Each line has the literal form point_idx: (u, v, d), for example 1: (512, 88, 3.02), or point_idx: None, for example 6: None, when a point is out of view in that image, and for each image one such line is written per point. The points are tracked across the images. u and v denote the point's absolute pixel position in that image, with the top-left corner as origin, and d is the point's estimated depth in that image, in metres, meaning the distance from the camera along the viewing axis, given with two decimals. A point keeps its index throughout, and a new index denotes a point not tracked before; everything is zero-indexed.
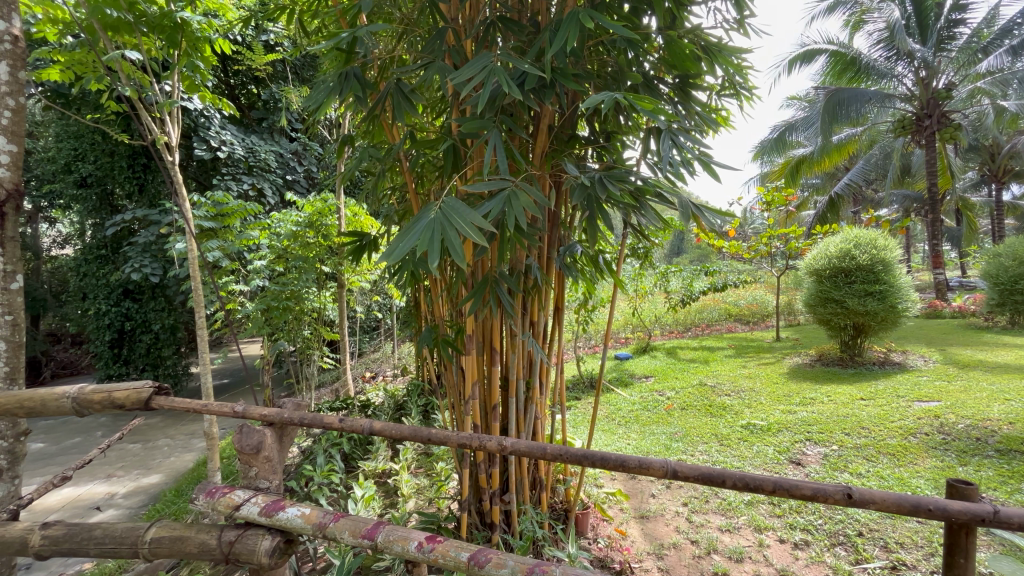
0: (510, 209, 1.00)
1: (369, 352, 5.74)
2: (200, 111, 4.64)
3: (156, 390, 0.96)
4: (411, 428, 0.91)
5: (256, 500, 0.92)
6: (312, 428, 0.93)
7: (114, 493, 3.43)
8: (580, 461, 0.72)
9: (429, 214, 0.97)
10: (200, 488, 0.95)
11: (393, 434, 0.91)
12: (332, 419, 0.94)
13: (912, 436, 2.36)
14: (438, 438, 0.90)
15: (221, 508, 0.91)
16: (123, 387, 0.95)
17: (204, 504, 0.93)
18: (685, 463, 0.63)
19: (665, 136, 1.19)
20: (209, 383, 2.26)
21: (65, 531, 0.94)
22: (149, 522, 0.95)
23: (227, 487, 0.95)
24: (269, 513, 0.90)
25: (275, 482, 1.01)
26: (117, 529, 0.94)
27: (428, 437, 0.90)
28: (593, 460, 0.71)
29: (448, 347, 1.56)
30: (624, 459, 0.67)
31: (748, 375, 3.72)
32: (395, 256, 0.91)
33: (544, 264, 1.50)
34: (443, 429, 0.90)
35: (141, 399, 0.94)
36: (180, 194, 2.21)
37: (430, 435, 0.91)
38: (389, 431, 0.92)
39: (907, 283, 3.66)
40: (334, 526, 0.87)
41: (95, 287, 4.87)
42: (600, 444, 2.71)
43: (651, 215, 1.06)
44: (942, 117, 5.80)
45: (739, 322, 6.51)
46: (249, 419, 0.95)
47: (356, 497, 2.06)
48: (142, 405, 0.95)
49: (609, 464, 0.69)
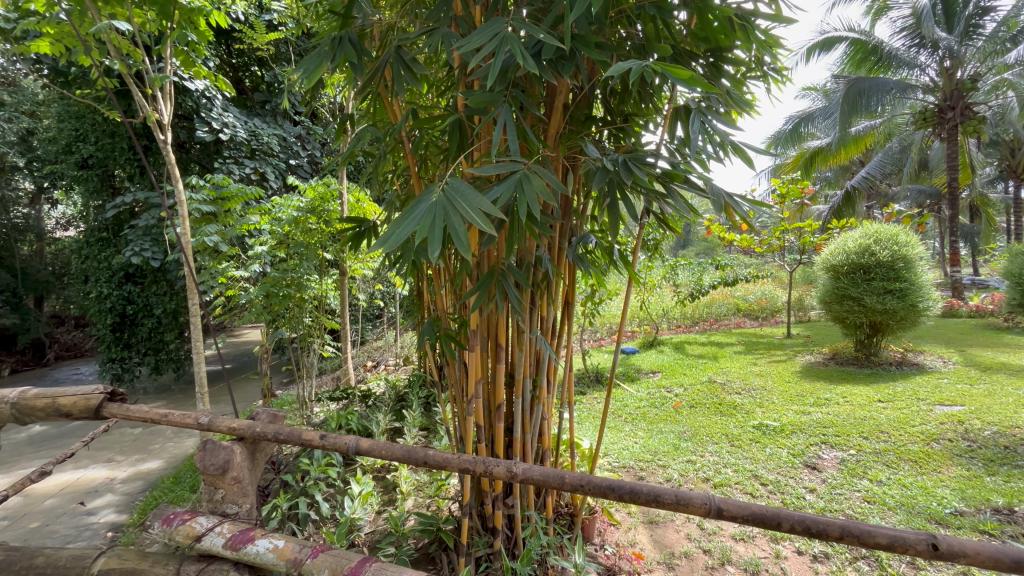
0: (523, 194, 0.89)
1: (371, 340, 5.67)
2: (202, 91, 4.53)
3: (108, 396, 0.95)
4: (405, 449, 0.83)
5: (219, 532, 0.94)
6: (285, 444, 0.91)
7: (113, 478, 3.40)
8: (605, 494, 0.70)
9: (430, 196, 0.87)
10: (157, 515, 0.98)
11: (381, 454, 0.83)
12: (312, 436, 0.87)
13: (934, 442, 2.26)
14: (435, 462, 0.81)
15: (181, 537, 0.94)
16: (70, 392, 0.94)
17: (161, 531, 0.96)
18: (730, 500, 0.63)
19: (695, 118, 1.08)
20: (203, 372, 2.17)
21: (3, 560, 0.95)
22: (98, 553, 0.95)
23: (187, 514, 0.98)
24: (233, 546, 0.92)
25: (245, 506, 1.02)
26: (62, 559, 0.94)
27: (424, 459, 0.82)
28: (621, 493, 0.69)
29: (452, 342, 1.47)
30: (659, 494, 0.67)
31: (759, 373, 3.61)
32: (391, 243, 0.81)
33: (555, 256, 1.40)
34: (441, 452, 0.81)
35: (91, 406, 0.94)
36: (174, 176, 2.08)
37: (427, 456, 0.83)
38: (376, 451, 0.84)
39: (928, 281, 3.52)
40: (310, 563, 0.88)
41: (96, 270, 4.80)
42: (606, 442, 2.63)
43: (680, 203, 0.95)
44: (966, 110, 5.62)
45: (748, 317, 6.39)
46: (215, 432, 0.92)
47: (353, 494, 1.98)
48: (91, 412, 0.94)
49: (641, 498, 0.68)
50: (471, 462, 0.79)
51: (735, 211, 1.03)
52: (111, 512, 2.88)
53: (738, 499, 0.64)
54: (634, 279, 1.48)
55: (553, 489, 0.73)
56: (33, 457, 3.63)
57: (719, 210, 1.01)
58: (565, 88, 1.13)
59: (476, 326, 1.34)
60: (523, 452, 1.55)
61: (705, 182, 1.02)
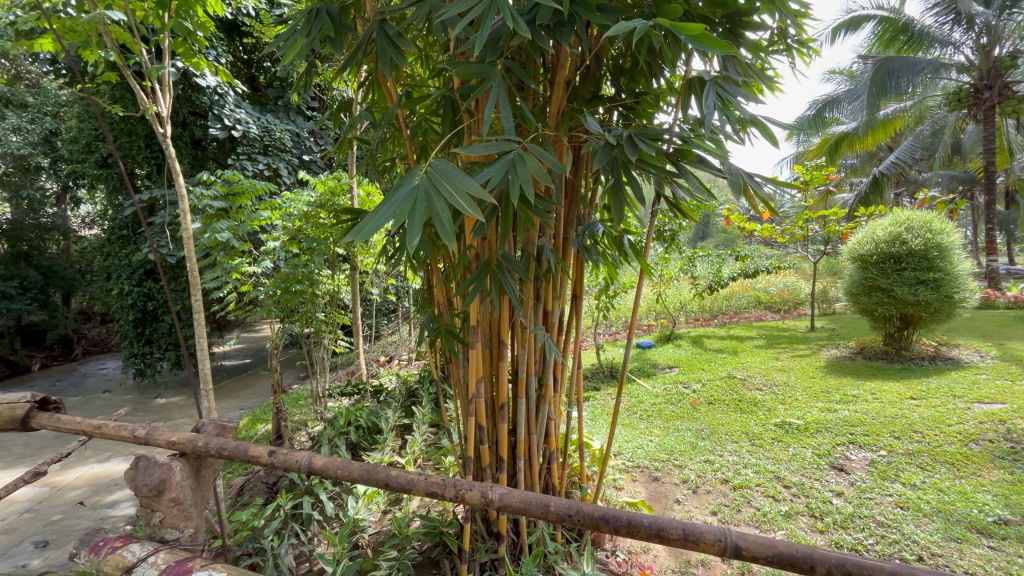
0: (516, 175, 0.80)
1: (385, 335, 5.66)
2: (214, 88, 4.54)
3: (34, 406, 0.95)
4: (365, 470, 0.77)
5: (152, 563, 0.90)
6: (228, 462, 0.85)
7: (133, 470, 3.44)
8: (597, 525, 0.63)
9: (413, 178, 0.79)
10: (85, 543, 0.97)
11: (338, 474, 0.78)
12: (261, 453, 0.81)
13: (973, 443, 2.11)
14: (397, 483, 0.74)
15: (113, 567, 0.91)
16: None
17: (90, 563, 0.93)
18: (746, 536, 0.57)
19: (710, 88, 0.97)
20: (208, 369, 2.14)
21: None
22: None
23: (120, 543, 0.96)
24: None
25: (188, 530, 0.98)
26: None
27: (387, 479, 0.75)
28: (616, 525, 0.63)
29: (453, 339, 1.40)
30: (663, 528, 0.61)
31: (781, 368, 3.46)
32: (368, 230, 0.74)
33: (559, 247, 1.31)
34: (405, 473, 0.74)
35: (18, 417, 0.93)
36: (175, 170, 2.05)
37: (390, 476, 0.76)
38: (332, 470, 0.78)
39: (964, 271, 3.32)
40: None
41: (117, 267, 4.88)
42: (620, 440, 2.54)
43: (694, 183, 0.84)
44: (1005, 89, 5.30)
45: (769, 310, 6.19)
46: (153, 445, 0.86)
47: (358, 493, 1.94)
48: (18, 424, 0.94)
49: (639, 533, 0.61)
50: (441, 484, 0.72)
51: (756, 193, 0.92)
52: (128, 506, 2.91)
53: (759, 538, 0.58)
54: (646, 271, 1.37)
55: (535, 518, 0.67)
56: (54, 449, 3.71)
57: (738, 193, 0.90)
58: (565, 58, 1.03)
59: (475, 322, 1.26)
60: (527, 456, 1.47)
61: (722, 160, 0.91)
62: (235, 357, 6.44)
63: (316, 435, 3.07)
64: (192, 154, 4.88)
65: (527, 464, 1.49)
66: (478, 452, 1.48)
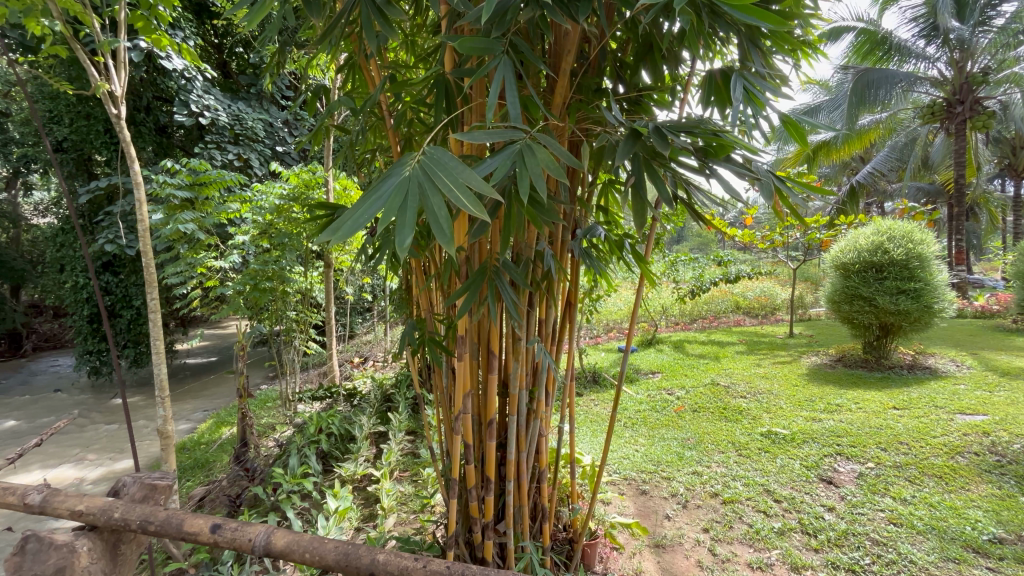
0: (524, 167, 0.69)
1: (361, 334, 5.47)
2: (181, 72, 4.28)
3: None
4: (339, 554, 0.62)
5: None
6: (156, 538, 0.68)
7: (84, 477, 3.35)
8: None
9: (404, 167, 0.66)
10: None
11: (305, 559, 0.63)
12: (206, 532, 0.65)
13: (959, 456, 2.10)
14: (385, 571, 0.60)
15: None
16: None
17: None
18: None
19: (736, 79, 0.88)
20: (164, 374, 1.95)
21: None
22: None
23: None
24: None
25: None
26: None
27: (371, 564, 0.61)
28: None
29: (437, 348, 1.28)
30: None
31: (764, 375, 3.45)
32: (348, 228, 0.61)
33: (557, 250, 1.21)
34: (395, 559, 0.60)
35: None
36: (131, 155, 1.85)
37: (374, 561, 0.61)
38: (297, 554, 0.63)
39: (943, 281, 3.37)
40: None
41: (72, 258, 4.57)
42: (605, 450, 2.46)
43: (727, 184, 0.74)
44: (975, 104, 5.48)
45: (747, 314, 6.25)
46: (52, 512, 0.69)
47: (329, 509, 1.83)
48: None
49: None
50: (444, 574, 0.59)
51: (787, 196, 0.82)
52: None
53: None
54: (647, 277, 1.28)
55: None
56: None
57: (770, 196, 0.81)
58: (573, 40, 0.94)
59: (463, 333, 1.14)
60: (516, 475, 1.36)
61: (751, 159, 0.81)
62: (200, 356, 6.15)
63: (284, 442, 2.89)
64: (156, 141, 4.61)
65: (516, 484, 1.38)
66: (462, 469, 1.37)
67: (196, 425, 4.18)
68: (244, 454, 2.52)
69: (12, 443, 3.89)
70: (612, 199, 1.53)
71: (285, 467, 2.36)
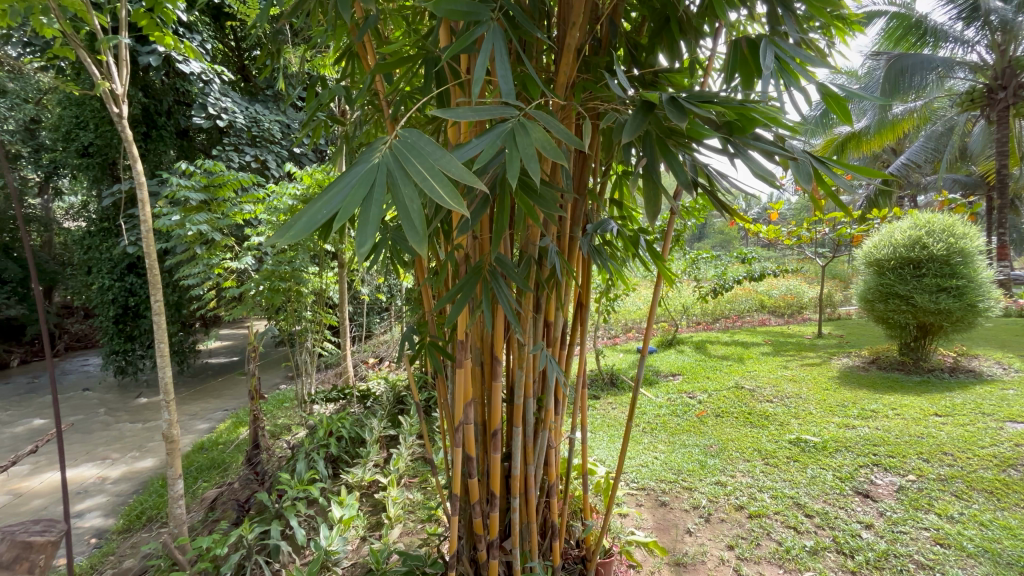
0: (513, 150, 0.60)
1: (377, 334, 5.45)
2: (199, 75, 4.30)
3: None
4: None
5: None
6: None
7: (106, 476, 3.40)
8: None
9: (375, 153, 0.57)
10: None
11: None
12: None
13: (1011, 469, 1.94)
14: None
15: None
16: None
17: None
18: None
19: (765, 47, 0.76)
20: (169, 378, 1.91)
21: None
22: None
23: None
24: None
25: None
26: None
27: None
28: None
29: (437, 353, 1.19)
30: None
31: (792, 378, 3.27)
32: (305, 226, 0.53)
33: (565, 248, 1.10)
34: None
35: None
36: (134, 155, 1.81)
37: None
38: None
39: (988, 279, 3.15)
40: None
41: (98, 261, 4.65)
42: (623, 456, 2.35)
43: (759, 165, 0.62)
44: (1020, 89, 5.17)
45: (772, 314, 6.03)
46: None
47: (333, 519, 1.76)
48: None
49: None
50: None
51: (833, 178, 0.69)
52: (97, 517, 2.89)
53: None
54: (664, 277, 1.17)
55: None
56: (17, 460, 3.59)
57: (809, 180, 0.69)
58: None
59: (462, 338, 1.05)
60: (524, 490, 1.27)
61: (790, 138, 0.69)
62: (222, 356, 6.23)
63: (296, 445, 2.86)
64: (177, 144, 4.66)
65: (523, 500, 1.29)
66: (466, 483, 1.28)
67: (215, 425, 4.20)
68: (255, 457, 2.48)
69: (23, 446, 3.91)
70: (627, 191, 1.42)
71: (293, 471, 2.32)
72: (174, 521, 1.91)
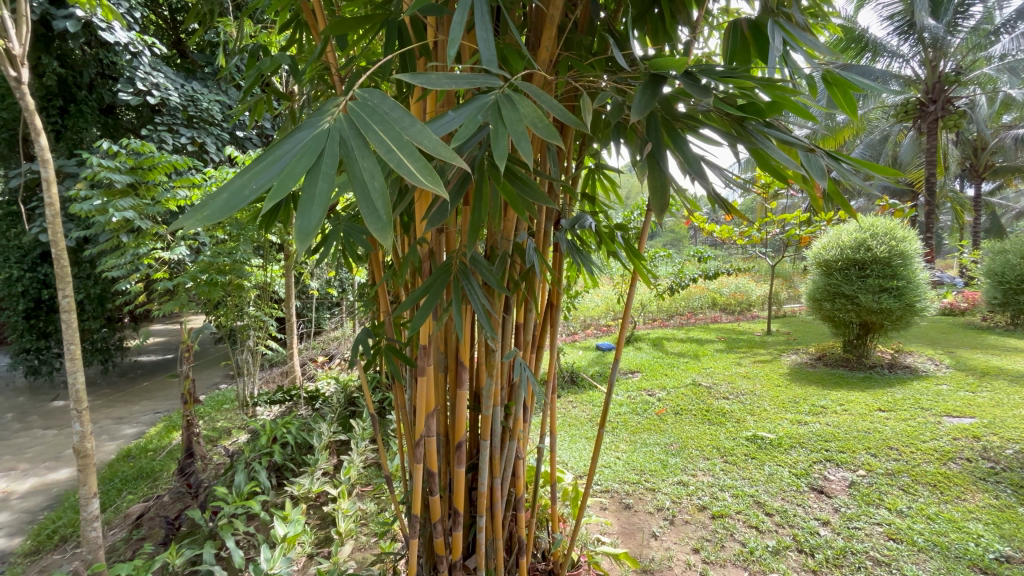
0: (499, 125, 0.50)
1: (328, 330, 5.18)
2: (126, 46, 3.88)
3: None
4: None
5: None
6: None
7: (11, 491, 3.00)
8: None
9: (325, 117, 0.45)
10: None
11: None
12: None
13: (951, 462, 2.04)
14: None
15: None
16: None
17: None
18: None
19: (773, 30, 0.70)
20: (81, 384, 1.68)
21: None
22: None
23: None
24: None
25: None
26: None
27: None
28: None
29: (396, 358, 1.07)
30: None
31: (746, 375, 3.35)
32: (226, 204, 0.40)
33: (540, 244, 1.01)
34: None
35: None
36: (37, 127, 1.56)
37: None
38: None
39: (925, 279, 3.33)
40: None
41: (5, 248, 4.12)
42: (586, 457, 2.30)
43: (774, 152, 0.57)
44: (947, 103, 5.57)
45: (724, 311, 6.23)
46: None
47: (277, 538, 1.59)
48: None
49: None
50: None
51: (849, 174, 0.64)
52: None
53: None
54: (641, 276, 1.10)
55: None
56: None
57: (820, 174, 0.63)
58: None
59: (426, 343, 0.93)
60: (489, 504, 1.17)
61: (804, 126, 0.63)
62: (154, 354, 5.74)
63: (236, 452, 2.62)
64: (100, 121, 4.20)
65: (489, 516, 1.19)
66: (426, 500, 1.17)
67: (144, 430, 3.83)
68: (188, 466, 2.25)
69: None
70: (600, 184, 1.35)
71: (231, 483, 2.11)
72: (88, 544, 1.68)
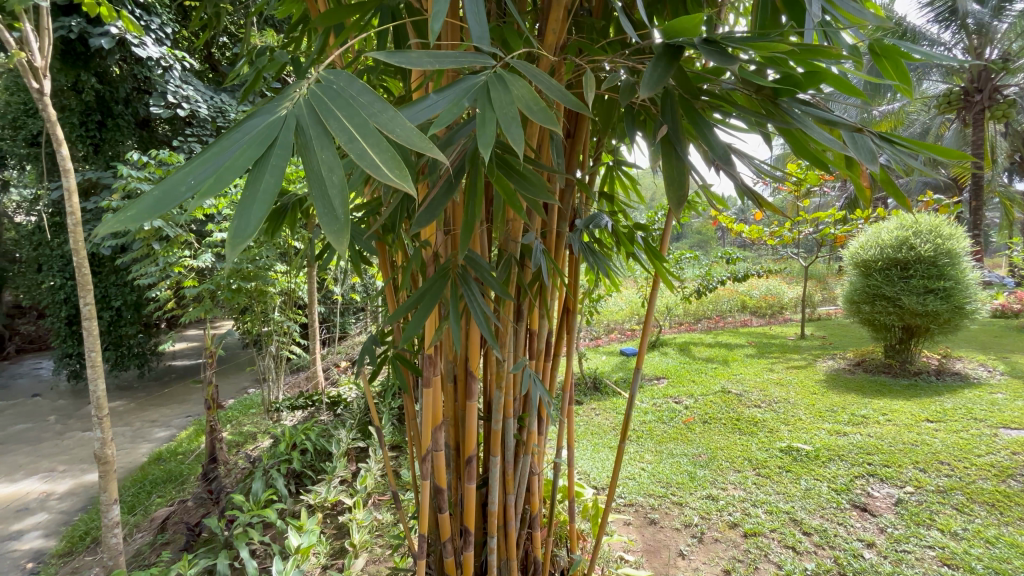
0: (487, 110, 0.44)
1: (352, 335, 5.22)
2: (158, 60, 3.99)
3: None
4: None
5: None
6: None
7: (51, 491, 3.10)
8: None
9: (286, 102, 0.40)
10: None
11: None
12: None
13: (1010, 479, 1.87)
14: None
15: None
16: None
17: None
18: None
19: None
20: (103, 390, 1.69)
21: None
22: None
23: None
24: None
25: None
26: None
27: None
28: None
29: (404, 366, 1.01)
30: None
31: (779, 381, 3.19)
32: (161, 201, 0.35)
33: (551, 246, 0.94)
34: None
35: None
36: (59, 137, 1.58)
37: None
38: None
39: (974, 280, 3.12)
40: None
41: (48, 257, 4.30)
42: (609, 468, 2.20)
43: (814, 133, 0.49)
44: (995, 92, 5.25)
45: (754, 314, 6.01)
46: None
47: (291, 549, 1.56)
48: None
49: None
50: None
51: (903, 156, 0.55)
52: (37, 538, 2.62)
53: None
54: (663, 279, 1.02)
55: None
56: None
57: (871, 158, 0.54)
58: None
59: (430, 352, 0.88)
60: (502, 522, 1.11)
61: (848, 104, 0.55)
62: (187, 358, 5.90)
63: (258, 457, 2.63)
64: (136, 133, 4.34)
65: (502, 534, 1.12)
66: (436, 516, 1.11)
67: (175, 433, 3.92)
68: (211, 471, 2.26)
69: None
70: (618, 182, 1.27)
71: (250, 490, 2.11)
72: (108, 551, 1.69)
